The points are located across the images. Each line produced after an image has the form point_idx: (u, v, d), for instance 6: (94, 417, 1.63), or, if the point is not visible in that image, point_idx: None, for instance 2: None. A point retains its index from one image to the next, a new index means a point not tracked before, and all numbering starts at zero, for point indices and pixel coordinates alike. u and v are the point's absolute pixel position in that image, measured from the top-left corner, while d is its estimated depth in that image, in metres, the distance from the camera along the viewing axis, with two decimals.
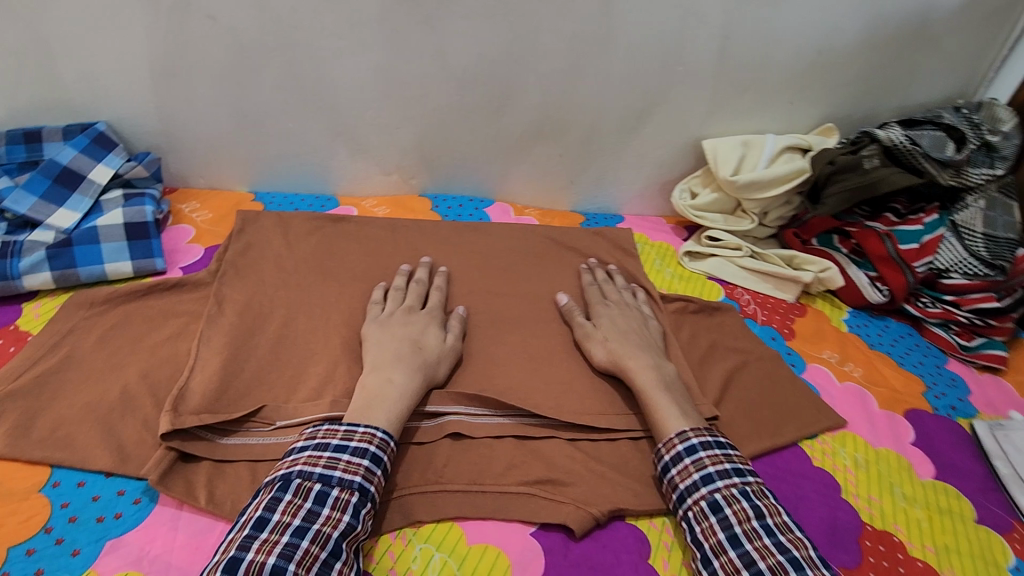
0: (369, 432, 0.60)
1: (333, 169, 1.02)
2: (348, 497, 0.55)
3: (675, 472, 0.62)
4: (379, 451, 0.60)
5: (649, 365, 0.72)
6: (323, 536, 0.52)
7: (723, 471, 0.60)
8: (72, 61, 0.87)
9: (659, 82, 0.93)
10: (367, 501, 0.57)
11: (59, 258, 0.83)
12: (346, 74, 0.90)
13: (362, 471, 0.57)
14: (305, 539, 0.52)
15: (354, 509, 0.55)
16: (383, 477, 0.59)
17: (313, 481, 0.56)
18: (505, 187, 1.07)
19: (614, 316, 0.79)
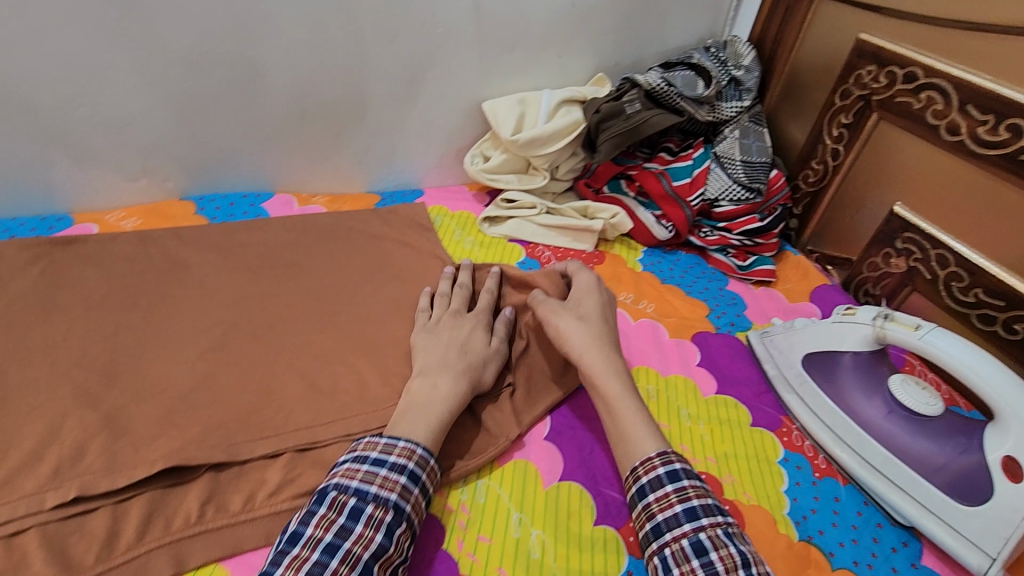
0: (408, 447, 0.53)
1: (55, 183, 0.80)
2: (383, 515, 0.48)
3: (654, 499, 0.52)
4: (417, 467, 0.52)
5: (615, 367, 0.62)
6: (353, 556, 0.44)
7: (707, 506, 0.50)
8: None
9: (422, 42, 0.86)
10: (402, 521, 0.48)
11: None
12: (29, 68, 0.71)
13: (399, 486, 0.50)
14: (335, 558, 0.44)
15: (388, 529, 0.47)
16: (421, 495, 0.51)
17: (386, 491, 0.49)
18: (285, 176, 0.92)
19: (594, 295, 0.70)
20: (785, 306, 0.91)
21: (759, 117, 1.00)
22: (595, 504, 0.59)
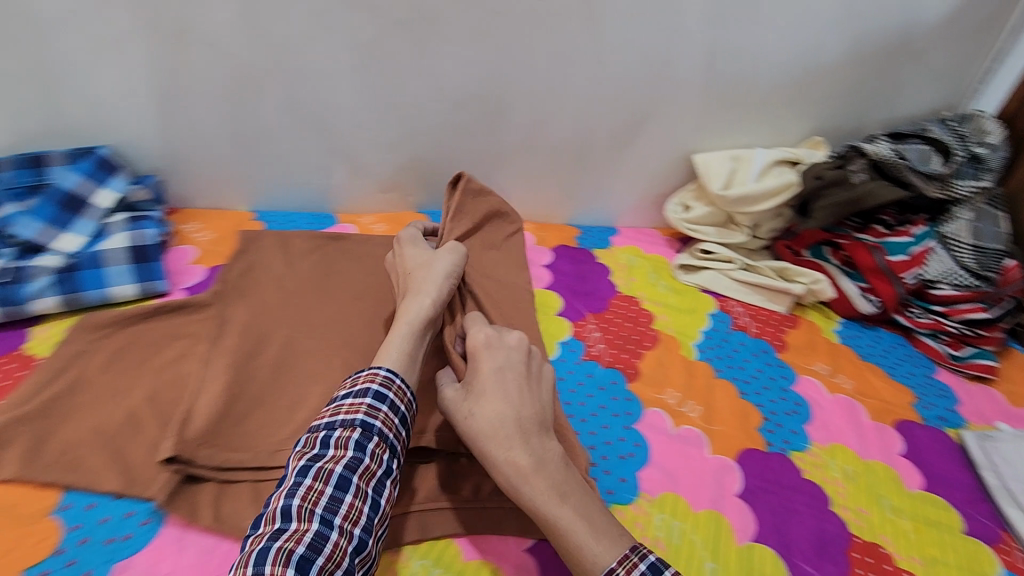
0: (371, 372, 0.59)
1: (331, 188, 0.96)
2: (350, 434, 0.54)
3: (616, 564, 0.48)
4: (383, 387, 0.58)
5: (537, 457, 0.54)
6: (325, 472, 0.52)
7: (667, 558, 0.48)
8: (83, 96, 0.81)
9: (651, 95, 0.91)
10: (372, 436, 0.55)
11: (66, 282, 0.72)
12: (341, 99, 0.85)
13: (365, 408, 0.56)
14: (307, 478, 0.52)
15: (357, 444, 0.54)
16: (392, 413, 0.57)
17: (353, 416, 0.56)
18: (504, 202, 1.03)
19: (488, 361, 0.61)
20: (1006, 409, 0.83)
21: (997, 201, 0.92)
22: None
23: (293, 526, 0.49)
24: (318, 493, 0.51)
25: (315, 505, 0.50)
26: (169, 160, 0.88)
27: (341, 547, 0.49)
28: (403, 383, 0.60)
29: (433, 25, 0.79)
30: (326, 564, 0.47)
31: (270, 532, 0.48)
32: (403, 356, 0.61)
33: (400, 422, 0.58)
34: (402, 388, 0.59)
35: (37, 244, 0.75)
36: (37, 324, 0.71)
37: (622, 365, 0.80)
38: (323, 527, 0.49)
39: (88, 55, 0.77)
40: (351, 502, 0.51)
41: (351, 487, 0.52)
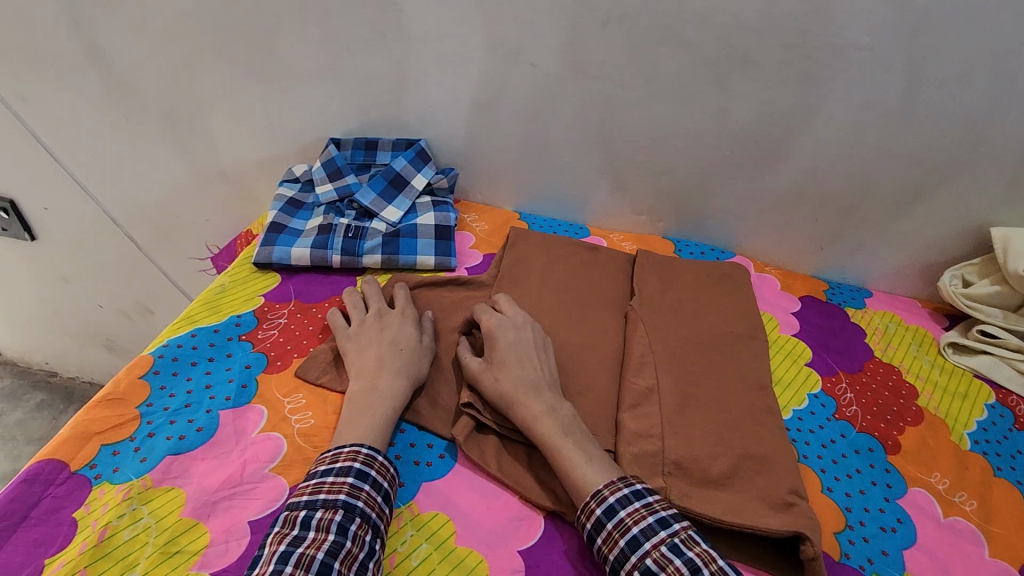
0: (352, 450, 0.57)
1: (590, 201, 1.04)
2: (332, 516, 0.52)
3: (601, 541, 0.54)
4: (364, 466, 0.56)
5: (565, 417, 0.63)
6: (306, 559, 0.48)
7: (647, 529, 0.53)
8: (420, 97, 0.98)
9: (955, 157, 0.84)
10: (354, 518, 0.52)
11: (389, 244, 0.86)
12: (629, 124, 0.93)
13: (347, 487, 0.54)
14: (289, 565, 0.48)
15: (338, 527, 0.51)
16: (374, 491, 0.55)
17: (333, 496, 0.53)
18: (751, 242, 1.02)
19: (504, 336, 0.70)
20: None
21: None
22: None
23: None
24: None
25: None
26: (465, 157, 1.03)
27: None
28: (385, 459, 0.59)
29: (738, 65, 0.83)
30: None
31: None
32: (380, 428, 0.61)
33: (383, 500, 0.56)
34: (383, 464, 0.58)
35: (369, 210, 0.92)
36: (361, 273, 0.86)
37: (880, 435, 0.74)
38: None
39: (435, 66, 0.94)
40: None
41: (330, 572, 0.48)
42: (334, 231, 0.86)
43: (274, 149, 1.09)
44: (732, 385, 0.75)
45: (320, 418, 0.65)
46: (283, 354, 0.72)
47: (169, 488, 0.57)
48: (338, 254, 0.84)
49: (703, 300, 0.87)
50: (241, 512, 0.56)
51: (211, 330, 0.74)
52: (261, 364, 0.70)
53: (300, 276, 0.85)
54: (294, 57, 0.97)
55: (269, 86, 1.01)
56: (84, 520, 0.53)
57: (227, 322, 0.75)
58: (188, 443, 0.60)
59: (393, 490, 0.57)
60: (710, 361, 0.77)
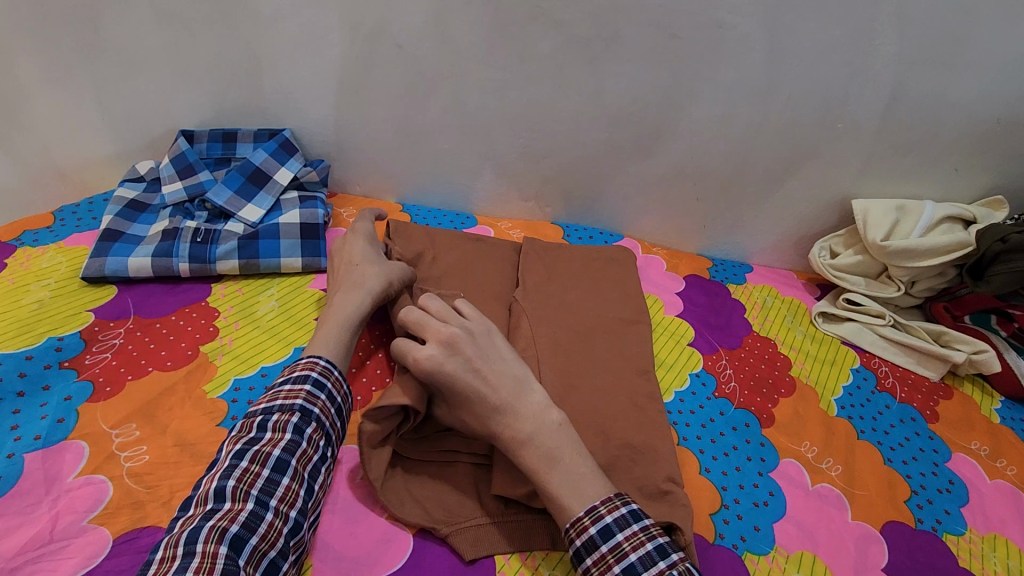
0: (310, 360, 0.59)
1: (475, 189, 0.99)
2: (288, 418, 0.54)
3: (591, 562, 0.49)
4: (322, 376, 0.59)
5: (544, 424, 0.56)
6: (262, 455, 0.51)
7: (646, 558, 0.48)
8: (279, 82, 0.89)
9: (817, 133, 0.87)
10: (310, 422, 0.55)
11: (246, 247, 0.78)
12: (505, 107, 0.89)
13: (303, 393, 0.56)
14: (246, 460, 0.51)
15: (294, 428, 0.54)
16: (330, 401, 0.58)
17: (292, 399, 0.55)
18: (638, 224, 1.01)
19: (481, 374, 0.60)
20: None
21: None
22: None
23: (225, 507, 0.48)
24: (255, 476, 0.50)
25: (251, 487, 0.50)
26: (337, 147, 0.95)
27: (276, 528, 0.49)
28: (342, 374, 0.61)
29: (608, 45, 0.81)
30: (259, 546, 0.47)
31: (202, 513, 0.48)
32: (340, 347, 0.63)
33: (336, 412, 0.58)
34: (339, 378, 0.60)
35: (224, 210, 0.83)
36: (216, 282, 0.78)
37: (756, 409, 0.76)
38: (257, 507, 0.49)
39: (292, 46, 0.85)
40: (287, 486, 0.51)
41: (286, 470, 0.52)
42: (180, 236, 0.77)
43: (116, 144, 0.96)
44: (615, 374, 0.74)
45: (156, 453, 0.58)
46: (114, 378, 0.64)
47: None
48: (185, 261, 0.75)
49: (588, 287, 0.85)
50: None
51: (22, 358, 0.63)
52: (84, 394, 0.61)
53: (142, 288, 0.75)
54: (125, 39, 0.85)
55: (100, 72, 0.88)
56: None
57: (43, 346, 0.65)
58: None
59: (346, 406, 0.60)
60: (593, 349, 0.76)
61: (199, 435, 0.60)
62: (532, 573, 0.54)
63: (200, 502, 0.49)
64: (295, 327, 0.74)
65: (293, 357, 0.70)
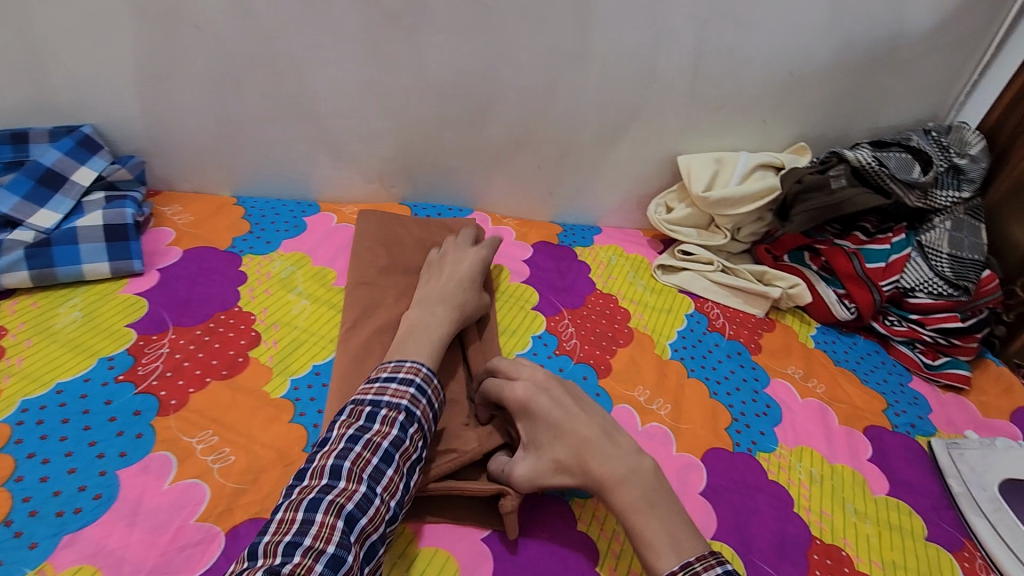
0: (415, 366, 0.60)
1: (314, 175, 0.96)
2: (395, 415, 0.55)
3: None
4: (424, 382, 0.59)
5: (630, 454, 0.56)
6: (373, 444, 0.53)
7: None
8: (68, 74, 0.81)
9: (636, 95, 0.91)
10: (413, 422, 0.56)
11: (36, 256, 0.71)
12: (327, 86, 0.86)
13: (408, 394, 0.57)
14: (358, 448, 0.52)
15: (400, 425, 0.55)
16: (429, 405, 0.59)
17: (396, 399, 0.57)
18: (488, 197, 1.02)
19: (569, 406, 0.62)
20: (976, 419, 0.84)
21: (977, 212, 0.93)
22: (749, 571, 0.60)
23: (340, 485, 0.50)
24: (365, 462, 0.51)
25: (362, 470, 0.51)
26: (152, 140, 0.88)
27: (381, 514, 0.50)
28: (438, 381, 0.61)
29: (419, 16, 0.80)
30: (366, 527, 0.49)
31: (318, 486, 0.50)
32: (436, 349, 0.64)
33: (433, 414, 0.59)
34: (440, 383, 0.61)
35: (10, 218, 0.75)
36: (4, 298, 0.70)
37: (594, 361, 0.80)
38: (368, 492, 0.50)
39: (75, 32, 0.78)
40: (391, 476, 0.52)
41: (392, 463, 0.53)
42: None
43: None
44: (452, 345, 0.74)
45: None
46: None
47: None
48: None
49: None
50: None
51: None
52: None
53: None
54: None
55: None
56: None
57: None
58: None
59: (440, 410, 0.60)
60: None
61: None
62: None
63: (312, 477, 0.51)
64: (101, 337, 0.68)
65: (96, 369, 0.65)
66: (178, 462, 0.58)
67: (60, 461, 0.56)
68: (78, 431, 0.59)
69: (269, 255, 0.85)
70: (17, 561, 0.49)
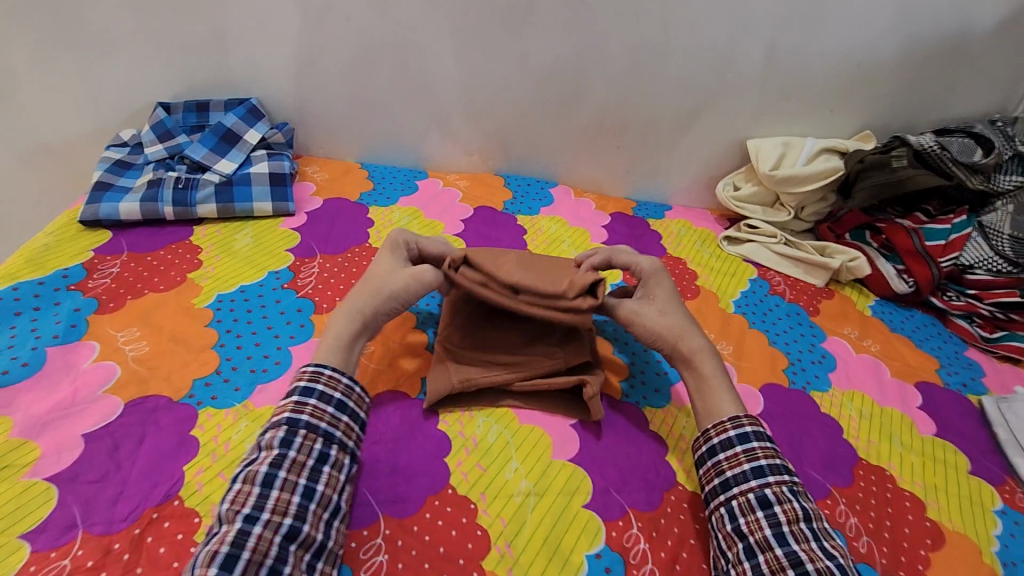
0: (303, 369, 0.60)
1: (425, 147, 1.13)
2: (276, 432, 0.55)
3: (723, 458, 0.61)
4: (310, 383, 0.58)
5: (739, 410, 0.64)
6: (252, 473, 0.52)
7: (774, 465, 0.58)
8: (244, 55, 1.01)
9: (711, 82, 1.02)
10: (297, 430, 0.55)
11: (222, 193, 0.91)
12: (444, 70, 1.02)
13: (288, 404, 0.56)
14: (239, 481, 0.52)
15: (283, 440, 0.54)
16: (320, 403, 0.57)
17: (280, 415, 0.56)
18: (571, 172, 1.16)
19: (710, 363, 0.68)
20: None
21: None
22: (798, 475, 0.69)
23: (221, 526, 0.49)
24: (246, 493, 0.51)
25: (242, 505, 0.50)
26: (299, 112, 1.08)
27: (267, 538, 0.48)
28: (336, 371, 0.60)
29: (527, 11, 0.95)
30: (252, 558, 0.47)
31: (207, 533, 0.49)
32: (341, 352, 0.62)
33: (334, 410, 0.58)
34: (331, 376, 0.59)
35: (201, 165, 0.95)
36: (197, 224, 0.90)
37: None
38: (244, 525, 0.49)
39: (254, 22, 0.97)
40: (278, 496, 0.51)
41: (275, 480, 0.51)
42: (164, 184, 0.89)
43: (97, 118, 1.07)
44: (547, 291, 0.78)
45: (154, 346, 0.70)
46: (116, 297, 0.76)
47: None
48: (170, 206, 0.88)
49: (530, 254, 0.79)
50: (71, 428, 0.60)
51: (36, 284, 0.76)
52: (91, 307, 0.73)
53: (131, 231, 0.87)
54: (103, 22, 0.97)
55: (80, 52, 0.99)
56: None
57: (52, 275, 0.77)
58: (12, 377, 0.64)
59: (348, 400, 0.59)
60: None
61: (190, 333, 0.72)
62: (468, 420, 0.68)
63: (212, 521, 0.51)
64: (268, 256, 0.86)
65: (267, 278, 0.82)
66: None
67: (248, 337, 0.73)
68: (259, 318, 0.76)
69: (390, 208, 1.02)
70: (226, 397, 0.65)
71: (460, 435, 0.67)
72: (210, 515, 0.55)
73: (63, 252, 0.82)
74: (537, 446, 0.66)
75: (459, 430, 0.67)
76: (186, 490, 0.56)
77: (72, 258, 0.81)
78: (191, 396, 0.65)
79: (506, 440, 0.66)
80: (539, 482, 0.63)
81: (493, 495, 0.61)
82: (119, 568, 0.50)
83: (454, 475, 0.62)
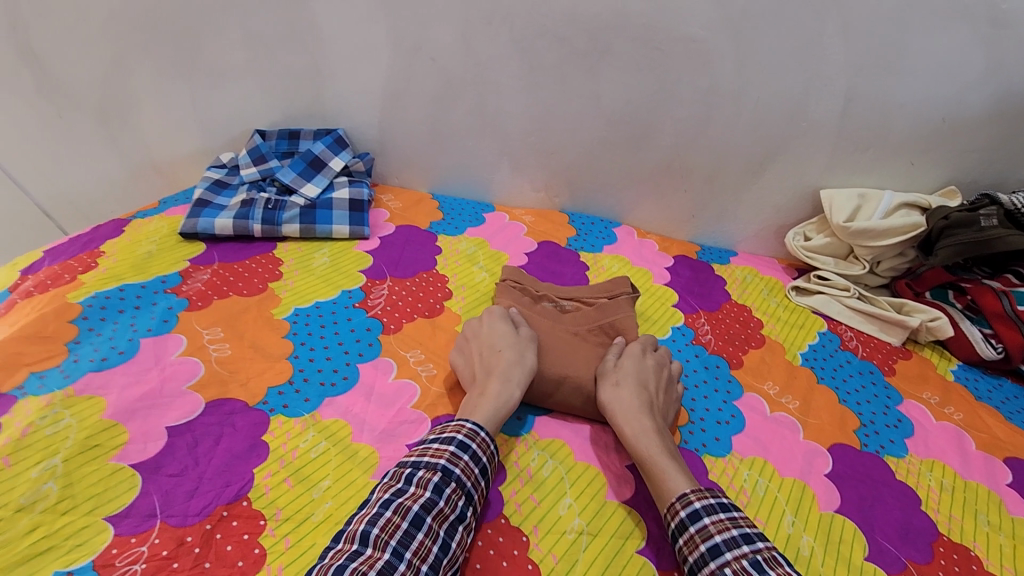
0: (459, 422, 0.62)
1: (494, 182, 1.17)
2: (431, 476, 0.56)
3: (683, 543, 0.55)
4: (467, 438, 0.60)
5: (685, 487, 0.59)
6: (403, 508, 0.53)
7: (730, 540, 0.53)
8: (336, 91, 1.09)
9: (785, 131, 1.02)
10: (450, 481, 0.56)
11: (306, 215, 0.98)
12: (518, 109, 1.07)
13: (447, 453, 0.58)
14: (388, 510, 0.53)
15: (435, 487, 0.55)
16: (472, 462, 0.59)
17: (435, 459, 0.58)
18: (635, 213, 1.17)
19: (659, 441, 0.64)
20: None
21: None
22: (869, 544, 0.65)
23: (366, 552, 0.49)
24: (394, 527, 0.52)
25: (391, 538, 0.51)
26: (380, 144, 1.15)
27: None
28: (488, 435, 0.62)
29: (603, 56, 0.99)
30: None
31: (346, 552, 0.50)
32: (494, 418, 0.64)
33: (480, 472, 0.59)
34: (485, 438, 0.61)
35: (289, 188, 1.03)
36: (280, 241, 0.97)
37: (728, 355, 0.89)
38: (391, 559, 0.50)
39: (348, 60, 1.06)
40: (421, 541, 0.52)
41: (422, 526, 0.52)
42: (256, 204, 0.97)
43: (202, 140, 1.18)
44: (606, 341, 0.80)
45: (236, 351, 0.75)
46: (204, 297, 0.82)
47: (90, 396, 0.66)
48: (258, 224, 0.95)
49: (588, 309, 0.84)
50: (156, 419, 0.65)
51: (139, 286, 0.83)
52: (182, 305, 0.80)
53: (223, 244, 0.94)
54: (218, 55, 1.07)
55: (194, 82, 1.11)
56: (8, 421, 0.61)
57: (153, 281, 0.84)
58: (109, 363, 0.70)
59: (490, 464, 0.61)
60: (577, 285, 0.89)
61: (269, 344, 0.76)
62: (523, 452, 0.68)
63: (343, 541, 0.51)
64: (342, 276, 0.91)
65: (340, 296, 0.87)
66: (396, 367, 0.76)
67: (320, 352, 0.76)
68: (331, 334, 0.79)
69: (458, 237, 1.05)
70: (296, 407, 0.69)
71: (516, 466, 0.67)
72: (275, 519, 0.57)
73: (161, 258, 0.90)
74: (591, 485, 0.66)
75: (515, 460, 0.67)
76: (254, 492, 0.59)
77: (169, 265, 0.88)
78: (264, 403, 0.68)
79: (561, 475, 0.66)
80: (592, 522, 0.62)
81: (545, 530, 0.61)
82: (190, 559, 0.53)
83: (507, 505, 0.62)
